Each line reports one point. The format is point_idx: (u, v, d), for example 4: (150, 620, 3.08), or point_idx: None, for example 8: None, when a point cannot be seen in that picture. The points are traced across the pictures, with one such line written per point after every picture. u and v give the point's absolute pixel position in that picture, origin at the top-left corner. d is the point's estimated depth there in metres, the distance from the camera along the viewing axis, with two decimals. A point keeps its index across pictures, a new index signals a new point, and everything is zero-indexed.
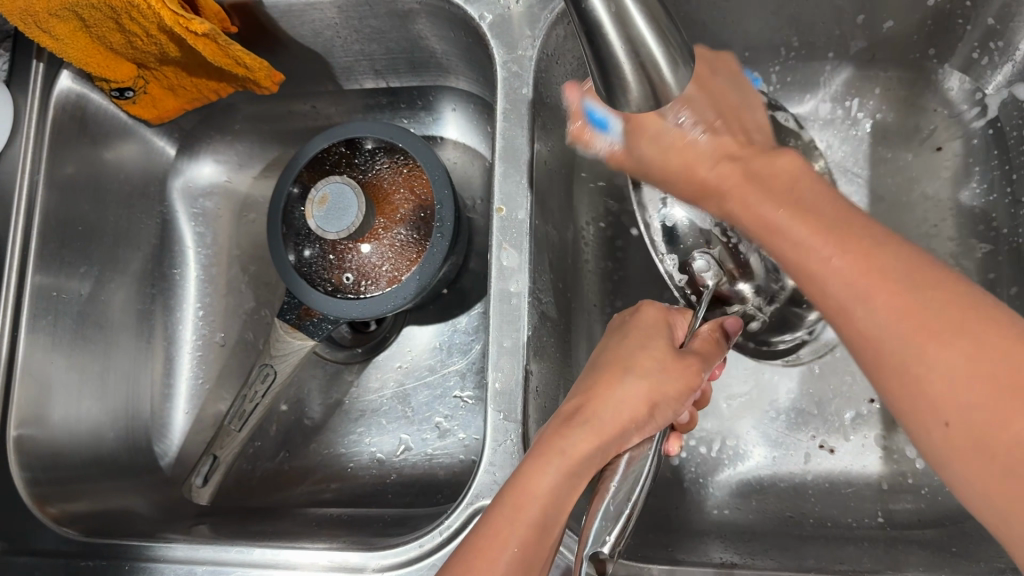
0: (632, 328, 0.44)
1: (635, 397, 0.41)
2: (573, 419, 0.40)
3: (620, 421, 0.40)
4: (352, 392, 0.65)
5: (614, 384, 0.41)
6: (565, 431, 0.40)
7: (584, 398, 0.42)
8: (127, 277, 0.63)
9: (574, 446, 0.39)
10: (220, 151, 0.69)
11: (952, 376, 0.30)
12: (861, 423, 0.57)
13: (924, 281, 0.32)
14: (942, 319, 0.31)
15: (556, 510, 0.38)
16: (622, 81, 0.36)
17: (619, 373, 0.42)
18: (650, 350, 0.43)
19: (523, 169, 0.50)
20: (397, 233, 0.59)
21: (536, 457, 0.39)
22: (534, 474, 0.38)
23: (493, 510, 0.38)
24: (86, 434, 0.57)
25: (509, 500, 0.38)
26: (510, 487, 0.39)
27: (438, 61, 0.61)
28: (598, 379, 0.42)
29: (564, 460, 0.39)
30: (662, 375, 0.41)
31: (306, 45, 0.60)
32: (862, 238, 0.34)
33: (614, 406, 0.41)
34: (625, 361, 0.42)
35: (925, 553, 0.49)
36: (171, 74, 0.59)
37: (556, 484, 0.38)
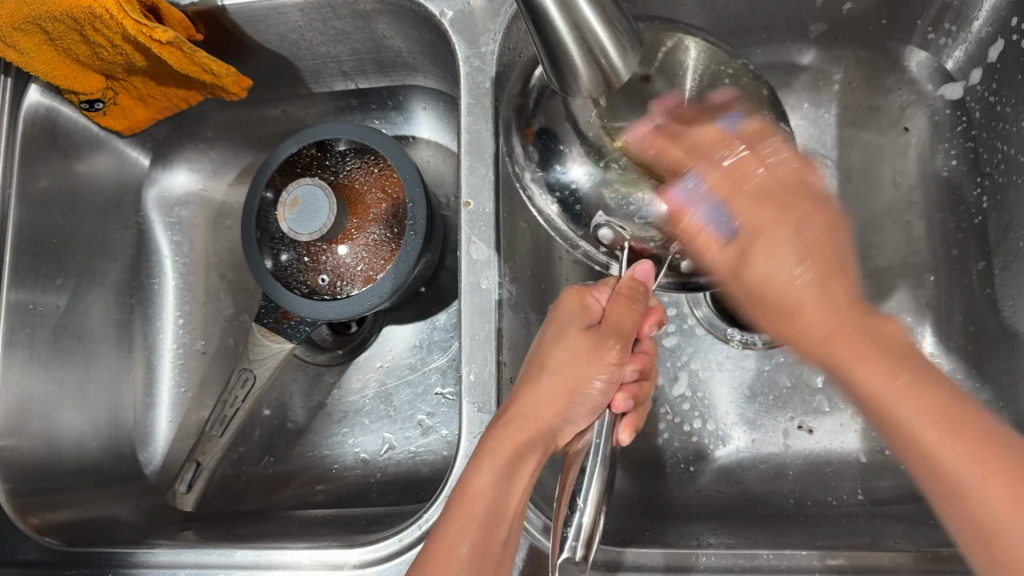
0: (553, 319, 0.47)
1: (559, 386, 0.44)
2: (502, 418, 0.43)
3: (540, 417, 0.43)
4: (334, 393, 0.65)
5: (538, 378, 0.44)
6: (493, 430, 0.42)
7: (512, 396, 0.44)
8: (105, 287, 0.63)
9: (502, 441, 0.42)
10: (194, 159, 0.69)
11: (965, 493, 0.32)
12: (838, 405, 0.57)
13: (952, 415, 0.33)
14: (938, 406, 0.33)
15: (500, 506, 0.40)
16: (572, 67, 0.36)
17: (537, 371, 0.45)
18: (565, 341, 0.45)
19: (489, 162, 0.50)
20: (370, 232, 0.59)
21: (476, 455, 0.41)
22: (480, 467, 0.41)
23: (446, 511, 0.40)
24: (69, 446, 0.57)
25: (460, 496, 0.40)
26: (459, 485, 0.41)
27: (405, 60, 0.62)
28: (524, 379, 0.45)
29: (502, 454, 0.41)
30: (576, 366, 0.45)
31: (272, 49, 0.60)
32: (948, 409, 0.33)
33: (542, 402, 0.44)
34: (543, 357, 0.45)
35: (903, 526, 0.49)
36: (140, 84, 0.59)
37: (494, 480, 0.40)
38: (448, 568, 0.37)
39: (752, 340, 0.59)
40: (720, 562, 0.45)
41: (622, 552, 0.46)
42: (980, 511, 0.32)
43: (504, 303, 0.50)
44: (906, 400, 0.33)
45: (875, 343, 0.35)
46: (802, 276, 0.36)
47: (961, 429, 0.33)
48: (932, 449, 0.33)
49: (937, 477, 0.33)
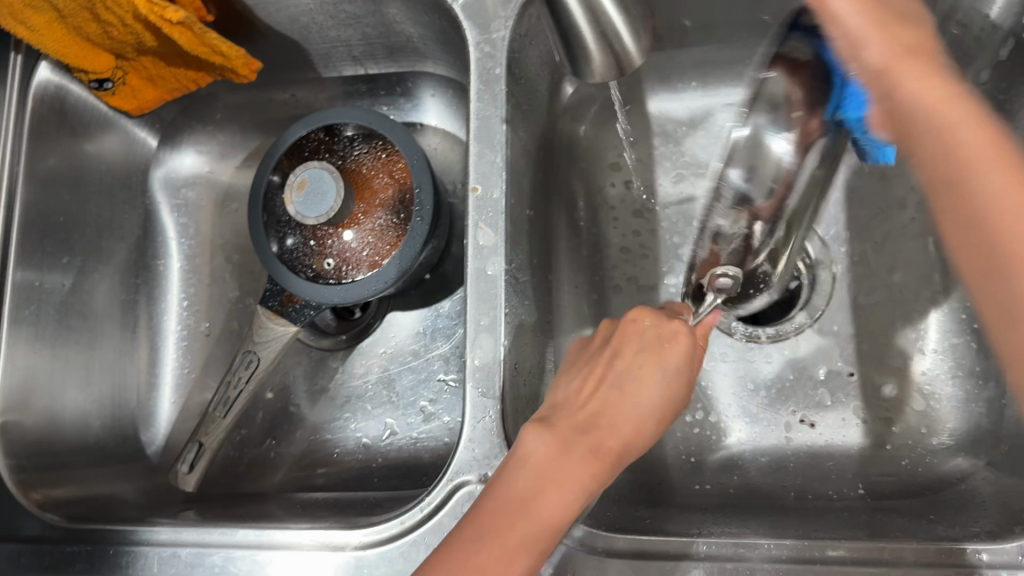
0: (654, 346, 0.42)
1: (643, 441, 0.40)
2: (576, 443, 0.39)
3: (621, 464, 0.39)
4: (337, 378, 0.65)
5: (622, 417, 0.40)
6: (585, 457, 0.38)
7: (589, 418, 0.40)
8: (110, 267, 0.63)
9: (594, 477, 0.38)
10: (202, 141, 0.69)
11: None
12: (840, 400, 0.57)
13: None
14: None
15: (556, 522, 0.38)
16: (584, 52, 0.36)
17: (630, 410, 0.40)
18: (663, 384, 0.41)
19: (498, 148, 0.50)
20: (377, 218, 0.59)
21: (529, 467, 0.38)
22: (525, 476, 0.38)
23: (478, 511, 0.37)
24: (73, 424, 0.57)
25: (502, 509, 0.37)
26: (499, 489, 0.38)
27: (415, 46, 0.62)
28: (599, 397, 0.41)
29: (568, 490, 0.37)
30: (655, 418, 0.40)
31: (282, 32, 0.60)
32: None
33: (622, 443, 0.39)
34: (632, 390, 0.40)
35: (904, 520, 0.49)
36: (150, 64, 0.59)
37: (571, 505, 0.37)
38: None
39: (757, 333, 0.60)
40: (720, 551, 0.45)
41: (623, 540, 0.46)
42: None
43: (510, 290, 0.50)
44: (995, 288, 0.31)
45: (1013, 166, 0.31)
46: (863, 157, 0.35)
47: None
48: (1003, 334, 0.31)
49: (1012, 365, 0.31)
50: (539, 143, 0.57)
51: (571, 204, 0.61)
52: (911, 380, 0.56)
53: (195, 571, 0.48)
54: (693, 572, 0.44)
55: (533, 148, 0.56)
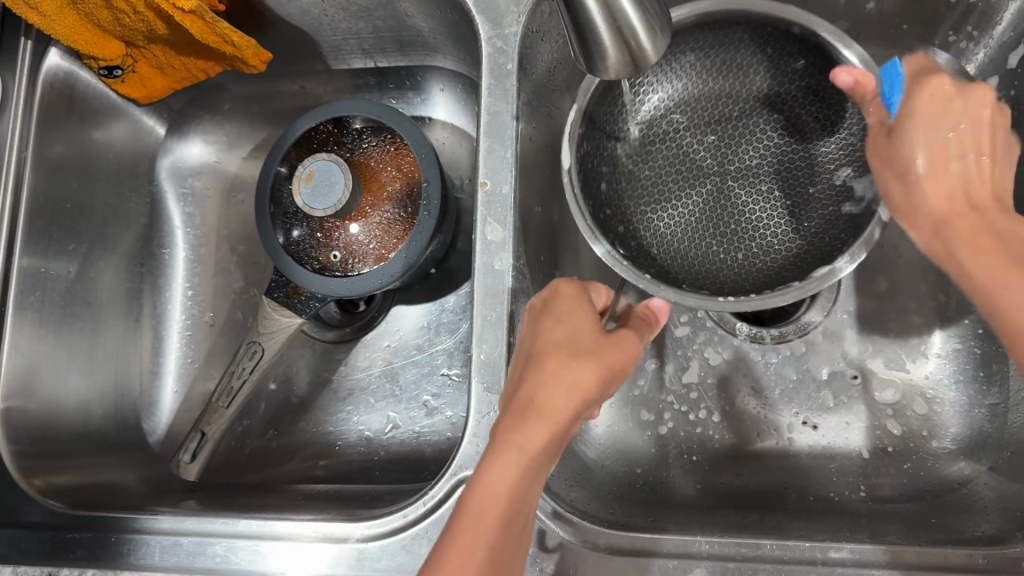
0: (558, 302, 0.44)
1: (579, 385, 0.39)
2: (524, 408, 0.39)
3: (565, 415, 0.39)
4: (340, 370, 0.65)
5: (559, 370, 0.40)
6: (519, 423, 0.38)
7: (525, 387, 0.40)
8: (116, 255, 0.63)
9: (532, 437, 0.38)
10: (210, 131, 0.69)
11: None
12: (843, 403, 0.57)
13: None
14: None
15: (522, 498, 0.37)
16: (599, 47, 0.36)
17: (559, 362, 0.40)
18: (580, 335, 0.41)
19: (508, 143, 0.50)
20: (384, 212, 0.59)
21: (493, 455, 0.37)
22: (485, 471, 0.37)
23: (457, 516, 0.36)
24: (76, 411, 0.57)
25: (477, 500, 0.36)
26: (470, 486, 0.37)
27: (425, 40, 0.62)
28: (528, 367, 0.41)
29: (523, 458, 0.37)
30: (582, 361, 0.40)
31: (293, 23, 0.60)
32: None
33: (564, 397, 0.39)
34: (562, 345, 0.41)
35: (905, 523, 0.49)
36: (160, 52, 0.59)
37: (519, 475, 0.37)
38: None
39: (761, 334, 0.59)
40: (722, 551, 0.45)
41: (625, 537, 0.46)
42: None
43: (517, 286, 0.50)
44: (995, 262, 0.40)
45: None
46: (919, 163, 0.44)
47: None
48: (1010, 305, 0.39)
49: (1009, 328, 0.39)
50: (548, 140, 0.57)
51: None
52: (914, 385, 0.57)
53: (197, 560, 0.48)
54: (695, 571, 0.44)
55: (542, 144, 0.56)
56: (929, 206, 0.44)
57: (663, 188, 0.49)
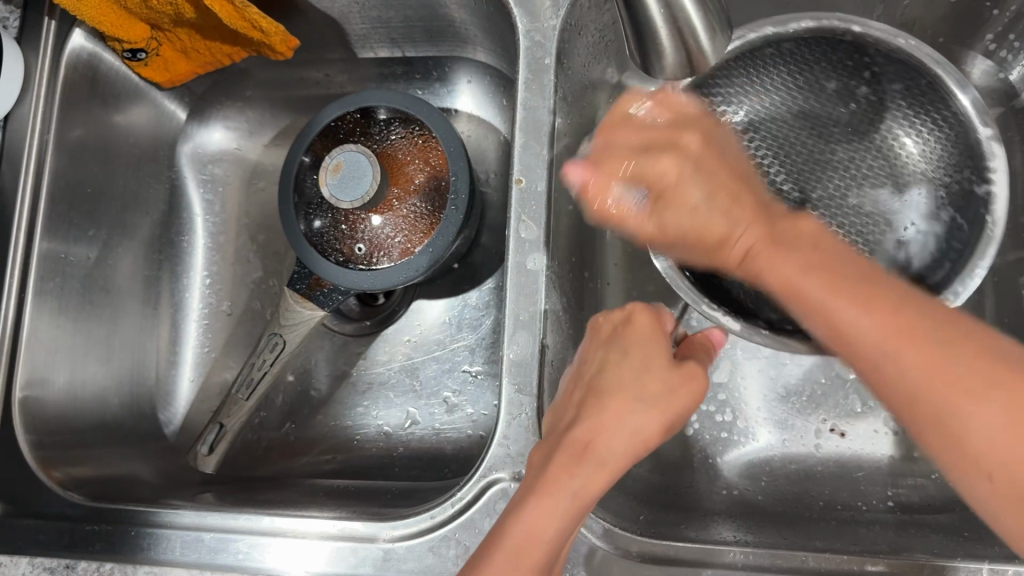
0: (631, 342, 0.42)
1: (640, 434, 0.38)
2: (580, 451, 0.38)
3: (623, 462, 0.38)
4: (360, 364, 0.64)
5: (622, 417, 0.39)
6: (571, 469, 0.37)
7: (584, 426, 0.39)
8: (135, 242, 0.62)
9: (585, 485, 0.37)
10: (231, 117, 0.68)
11: (961, 425, 0.32)
12: (871, 410, 0.56)
13: (966, 350, 0.33)
14: (960, 352, 0.33)
15: (558, 550, 0.36)
16: (656, 46, 0.35)
17: (623, 402, 0.39)
18: (653, 372, 0.40)
19: (544, 141, 0.49)
20: (410, 205, 0.58)
21: (538, 498, 0.36)
22: (530, 512, 0.36)
23: (493, 543, 0.36)
24: (92, 400, 0.56)
25: (515, 541, 0.35)
26: (510, 523, 0.36)
27: (456, 30, 0.60)
28: (589, 403, 0.40)
29: (571, 505, 0.36)
30: (646, 409, 0.39)
31: (322, 9, 0.59)
32: (931, 335, 0.34)
33: (620, 442, 0.38)
34: (630, 386, 0.40)
35: (937, 536, 0.48)
36: (185, 36, 0.58)
37: (563, 526, 0.36)
38: None
39: None
40: (757, 561, 0.44)
41: (656, 546, 0.45)
42: (953, 429, 0.33)
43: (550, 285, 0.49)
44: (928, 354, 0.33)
45: (922, 322, 0.34)
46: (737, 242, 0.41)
47: (967, 360, 0.33)
48: (920, 387, 0.33)
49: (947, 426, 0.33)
50: (581, 136, 0.56)
51: None
52: None
53: (218, 556, 0.47)
54: None
55: (575, 141, 0.55)
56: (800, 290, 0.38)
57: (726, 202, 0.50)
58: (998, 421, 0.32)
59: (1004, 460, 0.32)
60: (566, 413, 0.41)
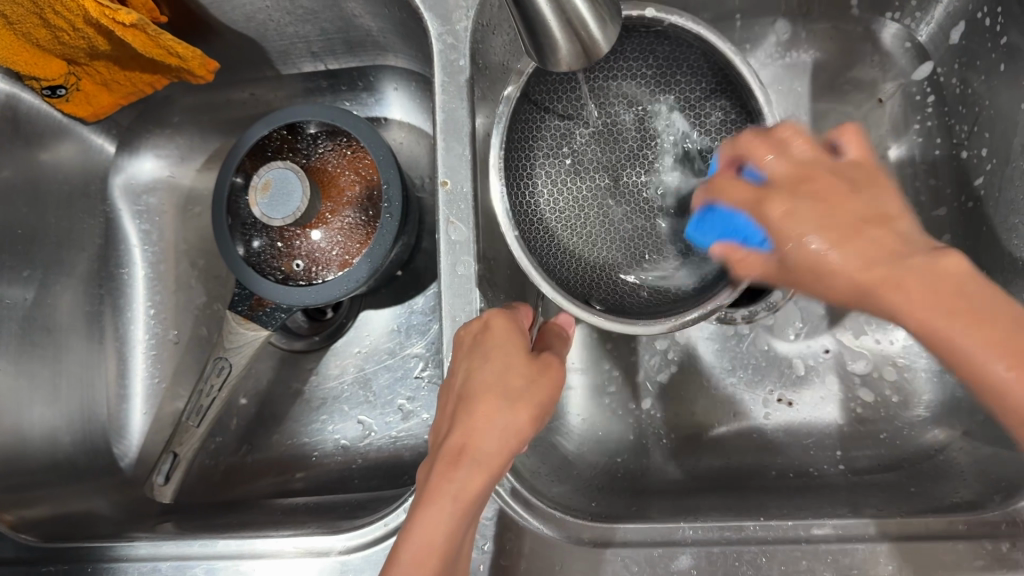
0: (486, 342, 0.42)
1: (513, 428, 0.39)
2: (455, 456, 0.38)
3: (501, 457, 0.39)
4: (312, 380, 0.64)
5: (495, 414, 0.39)
6: (450, 474, 0.38)
7: (457, 432, 0.39)
8: (73, 279, 0.62)
9: (465, 486, 0.37)
10: (161, 145, 0.67)
11: (930, 329, 0.35)
12: (815, 374, 0.57)
13: (901, 268, 0.35)
14: (924, 285, 0.35)
15: (450, 556, 0.37)
16: (550, 40, 0.36)
17: (487, 398, 0.40)
18: (514, 365, 0.41)
19: (465, 141, 0.50)
20: (345, 216, 0.58)
21: (425, 508, 0.37)
22: (424, 526, 0.37)
23: (389, 564, 0.36)
24: (42, 441, 0.56)
25: (410, 557, 0.36)
26: (403, 545, 0.37)
27: (375, 40, 0.61)
28: (460, 410, 0.40)
29: (455, 508, 0.37)
30: (514, 403, 0.40)
31: (239, 30, 0.59)
32: (887, 262, 0.35)
33: (497, 437, 0.39)
34: (492, 383, 0.40)
35: (885, 494, 0.49)
36: (105, 68, 0.58)
37: (451, 531, 0.37)
38: None
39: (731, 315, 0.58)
40: (706, 536, 0.44)
41: (610, 530, 0.45)
42: (946, 352, 0.35)
43: (484, 285, 0.50)
44: (925, 287, 0.35)
45: (885, 272, 0.35)
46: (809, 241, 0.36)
47: (931, 287, 0.35)
48: (912, 317, 0.35)
49: (871, 300, 0.36)
50: None
51: None
52: (887, 353, 0.57)
53: None
54: (681, 557, 0.44)
55: None
56: (833, 278, 0.36)
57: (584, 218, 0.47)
58: (966, 342, 0.34)
59: (964, 357, 0.34)
60: (442, 427, 0.41)
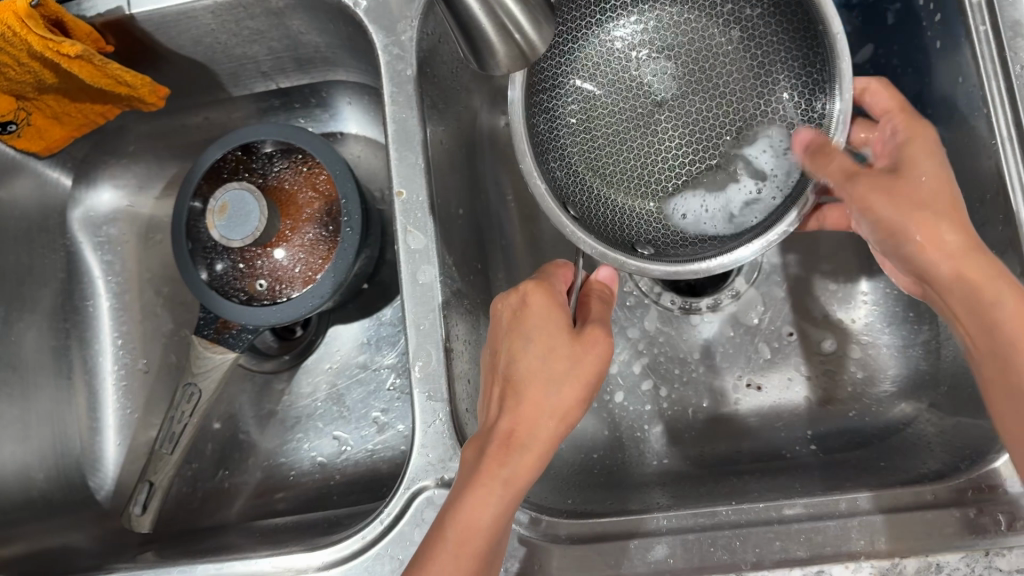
0: (530, 317, 0.43)
1: (558, 413, 0.41)
2: (504, 442, 0.41)
3: (545, 444, 0.41)
4: (284, 400, 0.64)
5: (542, 402, 0.41)
6: (500, 461, 0.40)
7: (506, 416, 0.42)
8: (37, 314, 0.61)
9: (513, 474, 0.40)
10: (117, 175, 0.67)
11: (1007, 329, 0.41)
12: (782, 357, 0.58)
13: (979, 263, 0.42)
14: (993, 280, 0.42)
15: (497, 533, 0.40)
16: (486, 42, 0.36)
17: (534, 386, 0.42)
18: (558, 347, 0.42)
19: (418, 150, 0.50)
20: (305, 233, 0.58)
21: (474, 488, 0.39)
22: (471, 506, 0.39)
23: (437, 532, 0.39)
24: (15, 480, 0.55)
25: (455, 532, 0.39)
26: (448, 518, 0.40)
27: (324, 56, 0.61)
28: (507, 396, 0.42)
29: (504, 492, 0.40)
30: (559, 391, 0.42)
31: (188, 55, 0.59)
32: (973, 263, 0.42)
33: (544, 424, 0.41)
34: (539, 368, 0.42)
35: (857, 470, 0.50)
36: (54, 101, 0.57)
37: (497, 515, 0.39)
38: None
39: (694, 305, 0.59)
40: (680, 524, 0.45)
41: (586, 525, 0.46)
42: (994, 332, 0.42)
43: (446, 292, 0.50)
44: (957, 255, 0.43)
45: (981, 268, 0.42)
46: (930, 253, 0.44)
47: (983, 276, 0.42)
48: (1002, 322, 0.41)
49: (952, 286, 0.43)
50: (459, 141, 0.57)
51: (500, 200, 0.61)
52: (849, 332, 0.57)
53: None
54: (657, 547, 0.44)
55: (453, 145, 0.56)
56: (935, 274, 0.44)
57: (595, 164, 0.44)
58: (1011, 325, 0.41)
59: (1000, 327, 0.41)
60: (491, 406, 0.43)
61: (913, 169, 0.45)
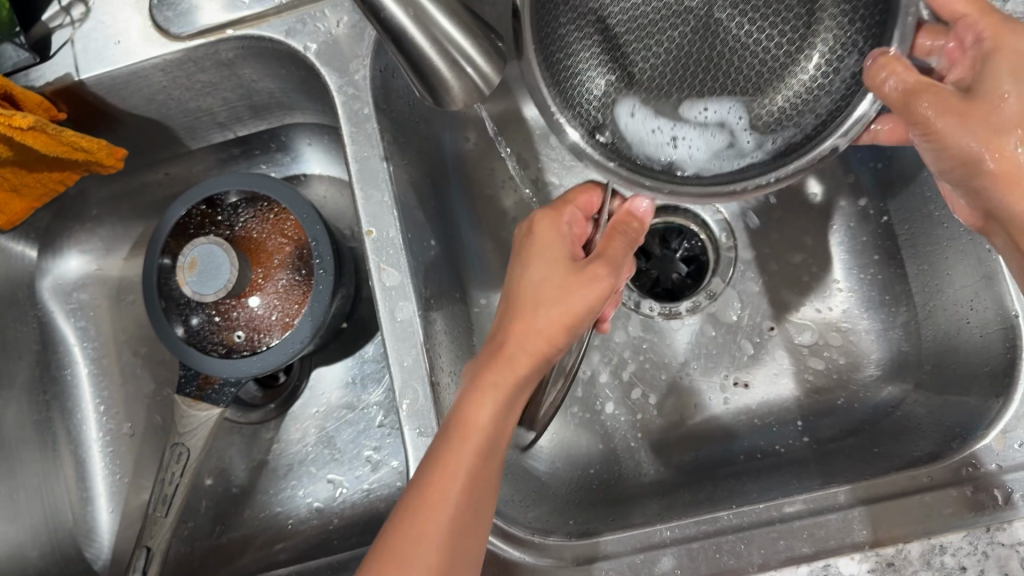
0: (533, 242, 0.46)
1: (551, 325, 0.43)
2: (496, 352, 0.43)
3: (535, 355, 0.43)
4: (274, 449, 0.63)
5: (535, 314, 0.43)
6: (493, 367, 0.43)
7: (506, 329, 0.44)
8: (16, 389, 0.60)
9: (501, 377, 0.42)
10: (83, 241, 0.67)
11: None
12: (766, 353, 0.58)
13: None
14: None
15: (493, 438, 0.41)
16: (442, 78, 0.37)
17: (528, 304, 0.43)
18: (553, 265, 0.44)
19: (383, 186, 0.50)
20: (278, 279, 0.58)
21: (472, 389, 0.42)
22: (469, 409, 0.41)
23: (441, 432, 0.41)
24: (11, 560, 0.54)
25: (454, 429, 0.41)
26: (453, 418, 0.42)
27: (279, 101, 0.61)
28: (508, 311, 0.44)
29: (497, 393, 0.42)
30: (551, 307, 0.43)
31: (143, 114, 0.59)
32: None
33: (538, 334, 0.43)
34: (533, 287, 0.44)
35: (851, 459, 0.50)
36: (13, 175, 0.55)
37: (491, 416, 0.41)
38: (438, 500, 0.39)
39: (674, 309, 0.60)
40: (683, 534, 0.45)
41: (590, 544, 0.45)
42: None
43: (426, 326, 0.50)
44: None
45: None
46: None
47: None
48: None
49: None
50: (423, 171, 0.57)
51: (471, 226, 0.61)
52: (828, 320, 0.58)
53: None
54: (663, 560, 0.44)
55: (418, 177, 0.56)
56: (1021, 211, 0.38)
57: (614, 30, 0.39)
58: None
59: None
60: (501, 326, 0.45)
61: (995, 91, 0.39)
